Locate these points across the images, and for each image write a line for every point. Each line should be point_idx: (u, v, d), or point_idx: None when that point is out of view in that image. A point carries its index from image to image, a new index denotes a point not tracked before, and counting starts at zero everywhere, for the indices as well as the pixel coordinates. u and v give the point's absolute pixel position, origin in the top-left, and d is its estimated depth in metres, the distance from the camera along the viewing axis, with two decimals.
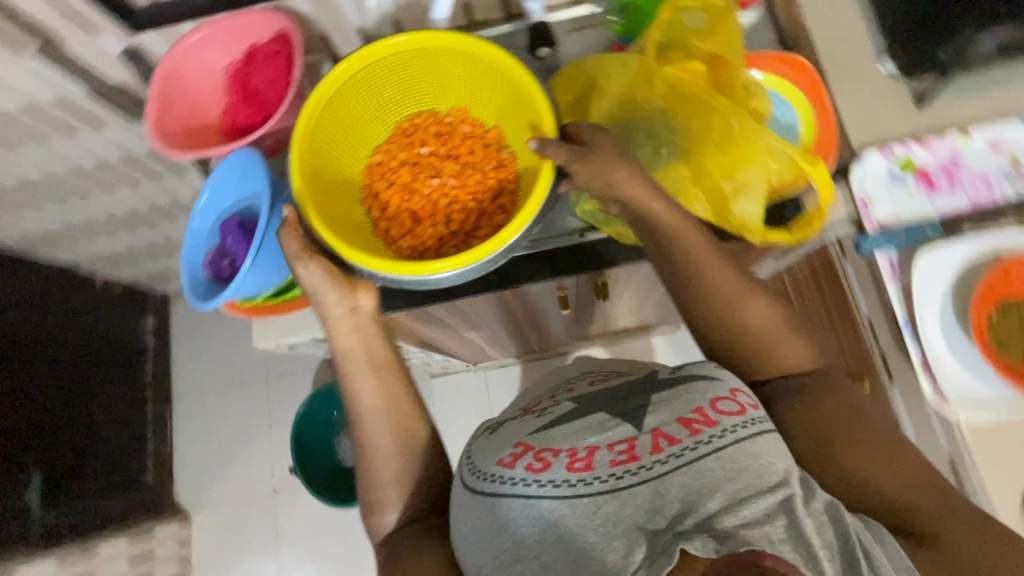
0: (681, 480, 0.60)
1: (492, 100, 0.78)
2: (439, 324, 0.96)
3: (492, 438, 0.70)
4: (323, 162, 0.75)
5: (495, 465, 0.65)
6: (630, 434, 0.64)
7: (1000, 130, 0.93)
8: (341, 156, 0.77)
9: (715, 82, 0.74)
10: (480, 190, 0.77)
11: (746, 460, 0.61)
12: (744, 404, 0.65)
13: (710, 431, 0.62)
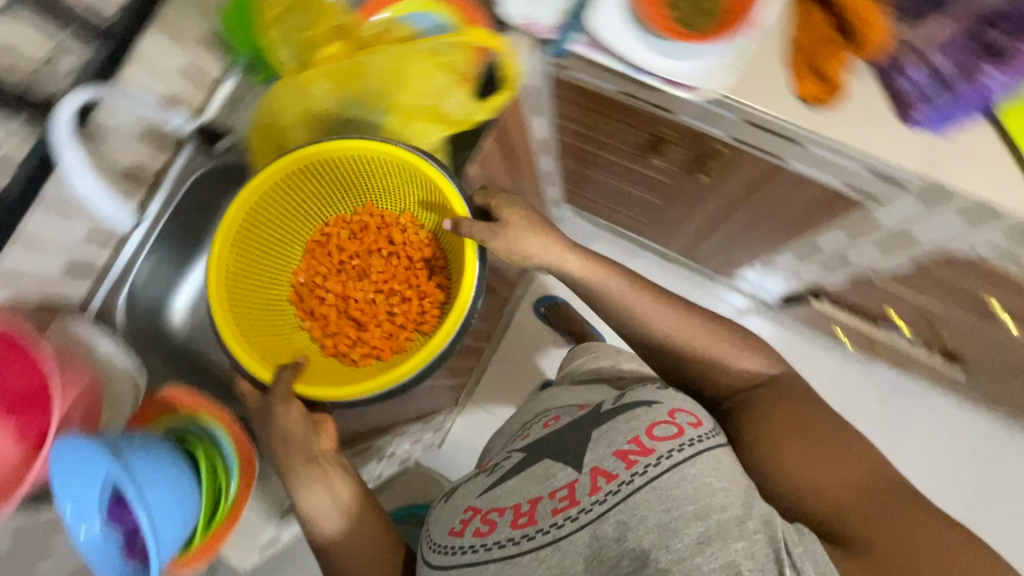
0: (618, 520, 0.70)
1: (412, 193, 0.98)
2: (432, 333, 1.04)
3: (445, 508, 0.88)
4: (242, 287, 0.94)
5: (448, 538, 0.81)
6: (570, 479, 0.76)
7: None
8: (263, 287, 1.00)
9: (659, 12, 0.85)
10: (399, 268, 1.03)
11: (683, 487, 0.69)
12: (685, 424, 0.75)
13: (646, 461, 0.72)
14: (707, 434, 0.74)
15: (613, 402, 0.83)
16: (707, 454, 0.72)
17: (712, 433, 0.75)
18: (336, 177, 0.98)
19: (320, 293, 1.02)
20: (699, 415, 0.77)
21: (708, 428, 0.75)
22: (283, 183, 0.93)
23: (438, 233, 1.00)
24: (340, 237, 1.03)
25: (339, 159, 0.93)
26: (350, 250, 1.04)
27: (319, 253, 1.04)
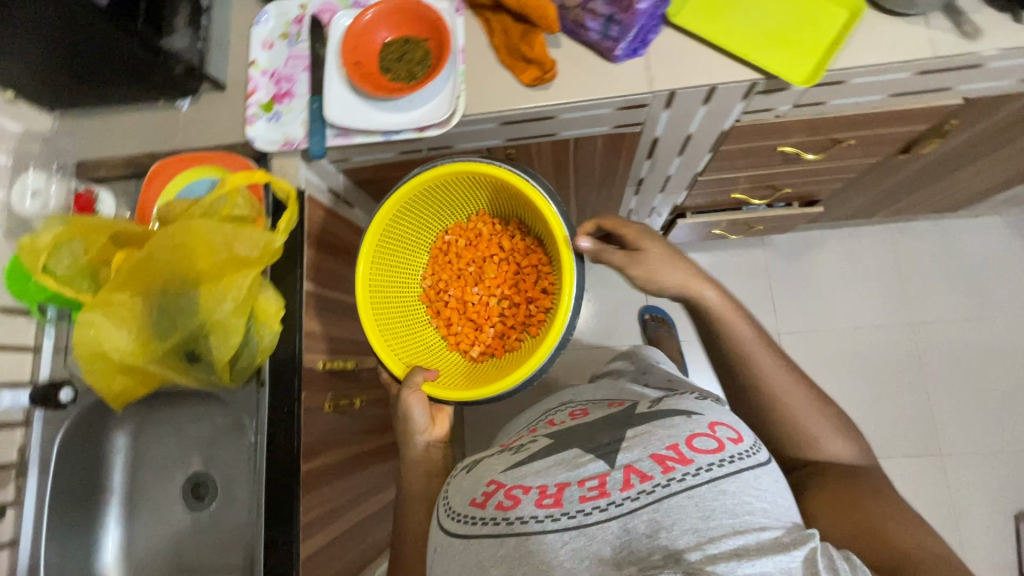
0: (650, 516, 0.55)
1: (526, 211, 0.85)
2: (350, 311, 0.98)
3: (470, 476, 0.67)
4: (387, 277, 0.85)
5: (467, 506, 0.62)
6: (601, 470, 0.60)
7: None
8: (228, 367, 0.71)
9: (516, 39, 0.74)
10: (520, 282, 0.90)
11: (722, 501, 0.55)
12: (725, 440, 0.60)
13: (685, 470, 0.57)
14: (752, 453, 0.59)
15: (649, 403, 0.69)
16: (749, 472, 0.57)
17: (756, 451, 0.60)
18: (460, 191, 0.85)
19: (438, 304, 0.91)
20: (738, 430, 0.62)
21: (749, 446, 0.60)
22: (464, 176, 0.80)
23: (513, 250, 0.91)
24: (459, 245, 0.91)
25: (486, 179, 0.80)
26: (489, 246, 0.91)
27: (439, 262, 0.92)
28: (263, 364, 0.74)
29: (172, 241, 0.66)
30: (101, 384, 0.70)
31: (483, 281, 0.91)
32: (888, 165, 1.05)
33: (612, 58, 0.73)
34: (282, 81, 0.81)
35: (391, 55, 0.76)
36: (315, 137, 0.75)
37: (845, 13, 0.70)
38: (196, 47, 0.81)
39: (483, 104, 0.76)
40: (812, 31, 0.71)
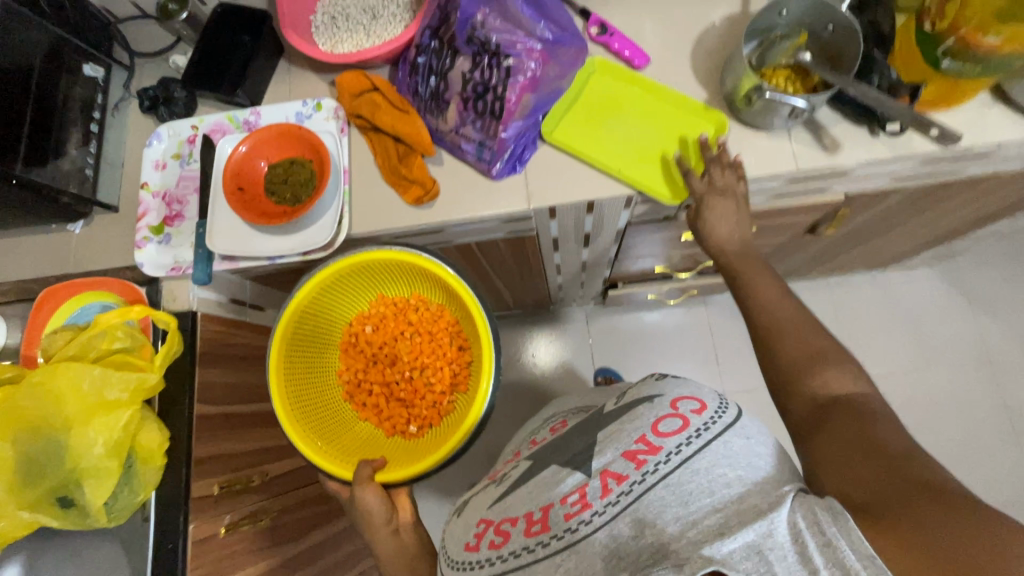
0: (631, 520, 0.50)
1: (427, 280, 0.80)
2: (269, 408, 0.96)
3: (461, 521, 0.65)
4: (300, 379, 0.78)
5: (461, 552, 0.59)
6: (581, 482, 0.56)
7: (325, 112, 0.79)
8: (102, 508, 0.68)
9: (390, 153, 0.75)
10: (437, 352, 0.82)
11: (698, 481, 0.49)
12: (690, 413, 0.55)
13: (656, 460, 0.52)
14: (721, 417, 0.54)
15: (616, 399, 0.68)
16: (716, 441, 0.52)
17: (724, 413, 0.55)
18: (357, 278, 0.80)
19: (359, 397, 0.83)
20: (704, 399, 0.58)
21: (715, 410, 0.55)
22: (355, 268, 0.77)
23: (420, 319, 0.83)
24: (366, 333, 0.83)
25: (385, 262, 0.77)
26: (396, 329, 0.83)
27: (352, 357, 0.84)
28: (146, 500, 0.72)
29: (41, 388, 0.65)
30: None
31: (403, 362, 0.83)
32: (803, 239, 1.06)
33: (492, 176, 0.73)
34: (173, 203, 0.81)
35: (276, 177, 0.75)
36: (201, 265, 0.75)
37: (710, 126, 0.72)
38: (86, 161, 0.81)
39: (369, 224, 0.76)
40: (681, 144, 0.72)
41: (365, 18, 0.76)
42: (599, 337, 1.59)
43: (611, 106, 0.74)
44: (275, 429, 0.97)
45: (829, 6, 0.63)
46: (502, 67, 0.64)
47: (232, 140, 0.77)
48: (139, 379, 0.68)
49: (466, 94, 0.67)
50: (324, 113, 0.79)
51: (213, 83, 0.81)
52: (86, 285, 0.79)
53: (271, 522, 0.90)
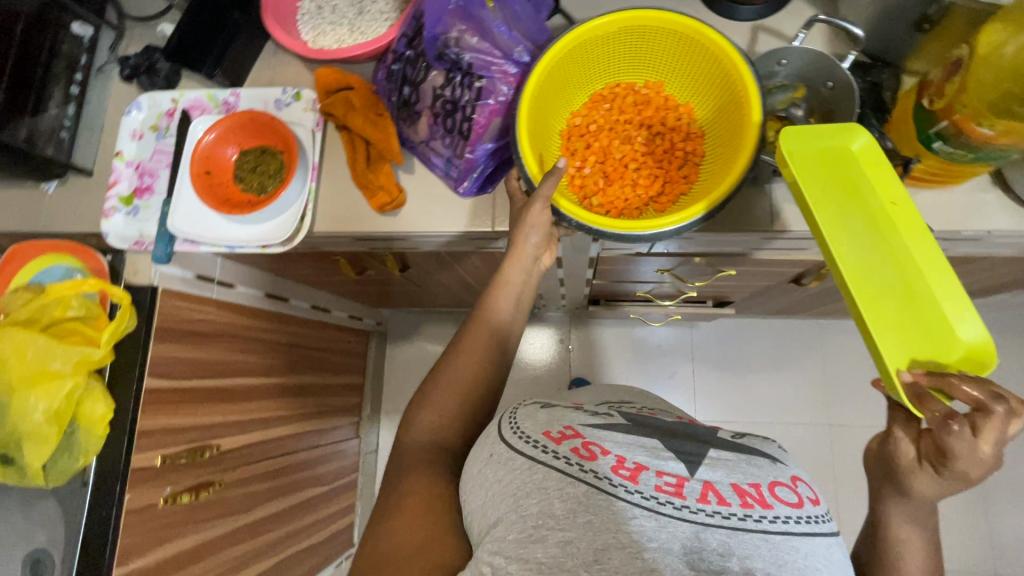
0: (723, 537, 0.42)
1: (717, 90, 0.59)
2: (229, 382, 0.98)
3: (545, 409, 0.56)
4: (589, 57, 0.62)
5: (539, 433, 0.51)
6: (682, 474, 0.47)
7: (303, 103, 0.78)
8: (38, 470, 0.69)
9: (360, 156, 0.73)
10: (662, 165, 0.63)
11: (796, 558, 0.42)
12: (806, 497, 0.47)
13: (763, 513, 0.44)
14: (827, 519, 0.46)
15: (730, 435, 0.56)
16: (822, 538, 0.44)
17: (829, 518, 0.47)
18: (663, 49, 0.61)
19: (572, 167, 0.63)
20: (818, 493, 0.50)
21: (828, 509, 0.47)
22: (640, 29, 0.60)
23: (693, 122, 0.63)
24: (629, 100, 0.64)
25: (660, 26, 0.59)
26: (659, 121, 0.64)
27: (596, 109, 0.65)
28: (86, 465, 0.74)
29: None
30: None
31: (647, 141, 0.64)
32: (788, 286, 1.03)
33: (459, 193, 0.71)
34: (145, 175, 0.81)
35: (245, 165, 0.76)
36: (161, 244, 0.75)
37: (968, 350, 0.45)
38: (62, 125, 0.81)
39: (331, 223, 0.75)
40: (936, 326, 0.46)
41: (351, 12, 0.73)
42: (581, 345, 1.58)
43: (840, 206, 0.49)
44: (233, 404, 0.99)
45: (828, 62, 0.59)
46: (473, 88, 0.62)
47: (206, 122, 0.77)
48: (86, 356, 0.70)
49: (435, 110, 0.65)
50: (303, 104, 0.78)
51: (195, 60, 0.80)
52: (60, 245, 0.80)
53: (216, 494, 0.94)
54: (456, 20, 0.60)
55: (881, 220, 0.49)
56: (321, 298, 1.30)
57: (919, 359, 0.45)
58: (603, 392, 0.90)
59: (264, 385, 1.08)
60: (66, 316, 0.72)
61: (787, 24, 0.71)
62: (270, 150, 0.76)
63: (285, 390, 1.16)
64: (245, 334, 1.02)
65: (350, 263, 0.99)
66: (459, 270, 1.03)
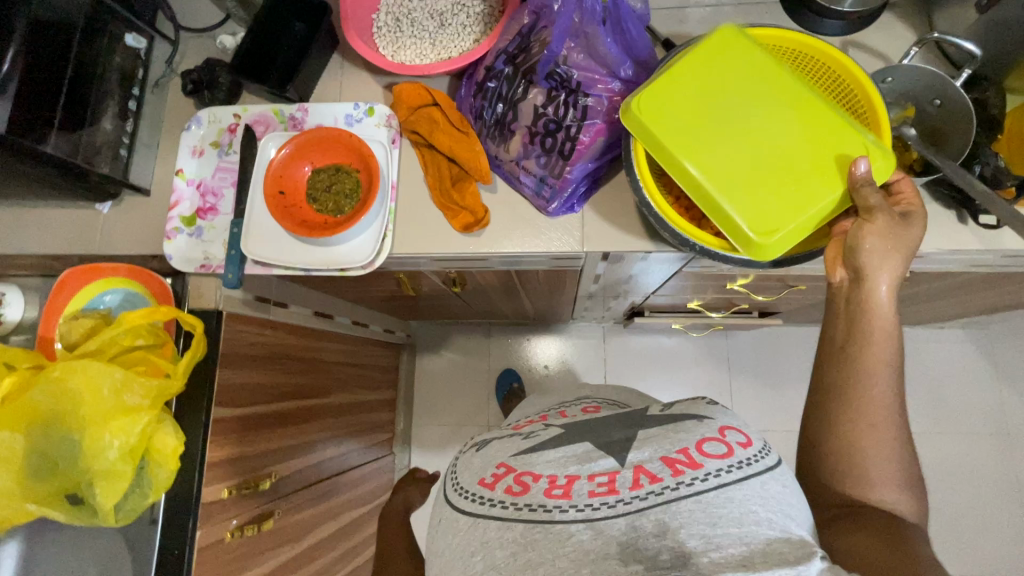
0: (659, 517, 0.45)
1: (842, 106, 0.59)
2: (284, 407, 0.94)
3: (479, 451, 0.61)
4: None
5: (474, 484, 0.54)
6: (612, 468, 0.50)
7: (376, 118, 0.75)
8: (112, 510, 0.65)
9: (442, 176, 0.71)
10: None
11: (730, 508, 0.45)
12: (735, 444, 0.50)
13: (694, 474, 0.47)
14: (761, 457, 0.49)
15: (661, 406, 0.60)
16: (756, 479, 0.47)
17: (765, 455, 0.49)
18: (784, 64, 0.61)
19: (676, 190, 0.61)
20: (749, 433, 0.52)
21: (760, 448, 0.50)
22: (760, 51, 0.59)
23: None
24: None
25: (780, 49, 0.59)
26: None
27: None
28: (156, 501, 0.70)
29: (58, 384, 0.62)
30: None
31: None
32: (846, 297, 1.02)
33: (548, 212, 0.69)
34: (208, 194, 0.77)
35: (319, 184, 0.72)
36: (231, 269, 0.71)
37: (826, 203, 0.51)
38: (120, 141, 0.78)
39: (411, 244, 0.72)
40: (794, 180, 0.52)
41: (431, 25, 0.71)
42: (614, 355, 1.57)
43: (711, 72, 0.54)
44: (288, 428, 0.96)
45: (941, 80, 0.59)
46: (579, 106, 0.61)
47: (277, 139, 0.73)
48: (162, 387, 0.67)
49: (534, 129, 0.63)
50: (376, 119, 0.75)
51: (259, 76, 0.77)
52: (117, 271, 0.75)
53: (275, 523, 0.90)
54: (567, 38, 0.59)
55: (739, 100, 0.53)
56: (360, 314, 1.27)
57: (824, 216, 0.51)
58: (617, 390, 0.89)
59: (313, 406, 1.05)
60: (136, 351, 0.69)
61: (878, 38, 0.70)
62: (340, 169, 0.73)
63: (331, 410, 1.13)
64: (297, 355, 0.98)
65: (407, 280, 0.96)
66: (517, 284, 1.01)
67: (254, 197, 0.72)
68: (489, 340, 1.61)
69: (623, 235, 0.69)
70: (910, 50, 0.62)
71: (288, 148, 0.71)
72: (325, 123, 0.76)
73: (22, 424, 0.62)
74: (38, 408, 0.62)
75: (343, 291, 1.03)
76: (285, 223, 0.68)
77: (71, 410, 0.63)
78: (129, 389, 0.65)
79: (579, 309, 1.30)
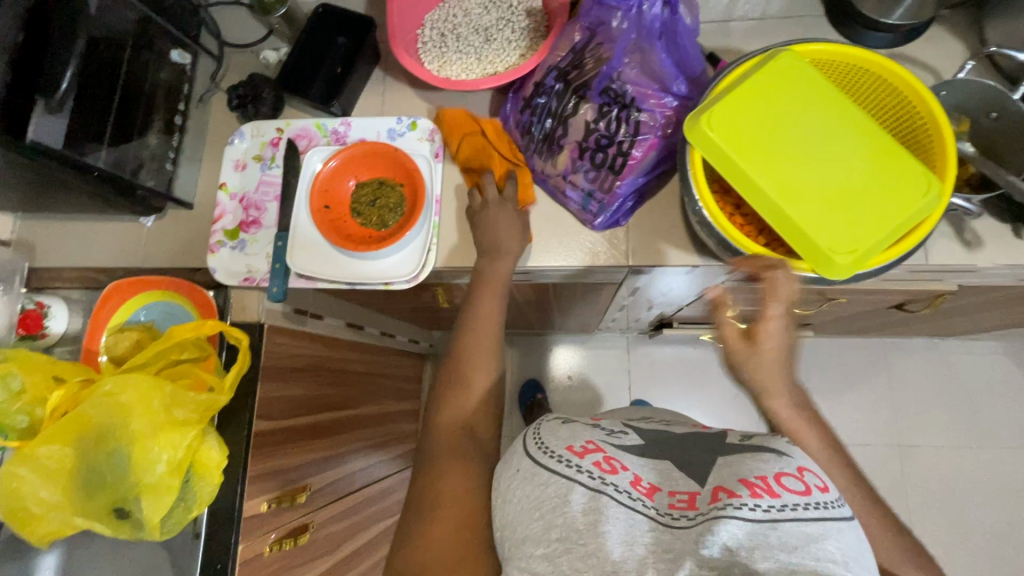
0: (734, 531, 0.36)
1: (900, 126, 0.58)
2: (319, 420, 0.94)
3: (566, 422, 0.51)
4: None
5: (562, 446, 0.46)
6: (694, 487, 0.42)
7: (420, 132, 0.75)
8: (157, 525, 0.65)
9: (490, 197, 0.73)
10: None
11: (806, 543, 0.36)
12: (814, 485, 0.40)
13: (772, 504, 0.38)
14: (841, 504, 0.39)
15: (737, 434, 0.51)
16: (835, 522, 0.37)
17: (843, 503, 0.40)
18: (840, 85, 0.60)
19: (727, 205, 0.60)
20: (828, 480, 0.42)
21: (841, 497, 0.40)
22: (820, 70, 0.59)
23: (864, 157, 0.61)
24: None
25: (839, 70, 0.59)
26: None
27: None
28: (198, 515, 0.69)
29: (110, 398, 0.63)
30: (22, 527, 0.61)
31: None
32: (886, 310, 1.00)
33: (592, 226, 0.68)
34: (251, 207, 0.78)
35: (363, 198, 0.73)
36: (276, 282, 0.71)
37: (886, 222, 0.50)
38: (165, 155, 0.79)
39: (455, 258, 0.72)
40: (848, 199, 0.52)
41: (477, 40, 0.72)
42: (640, 367, 1.55)
43: (758, 92, 0.54)
44: (322, 440, 0.95)
45: (1000, 95, 0.58)
46: (631, 121, 0.61)
47: (321, 152, 0.74)
48: (209, 402, 0.66)
49: (584, 145, 0.63)
50: (419, 133, 0.76)
51: (300, 88, 0.79)
52: (159, 285, 0.76)
53: (309, 536, 0.90)
54: (624, 55, 0.60)
55: (794, 119, 0.54)
56: (389, 324, 1.27)
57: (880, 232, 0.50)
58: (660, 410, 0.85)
59: (346, 417, 1.05)
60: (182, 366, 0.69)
61: (928, 51, 0.69)
62: (383, 184, 0.74)
63: (361, 421, 1.12)
64: (331, 367, 0.98)
65: (444, 292, 0.95)
66: (552, 297, 1.00)
67: (299, 209, 0.73)
68: (513, 352, 1.60)
69: (670, 249, 0.68)
70: (964, 64, 0.61)
71: (337, 161, 0.72)
72: (368, 136, 0.77)
73: (75, 438, 0.62)
74: (93, 422, 0.62)
75: (376, 302, 1.03)
76: (333, 237, 0.69)
77: (120, 422, 0.63)
78: (179, 404, 0.65)
79: (607, 320, 1.29)
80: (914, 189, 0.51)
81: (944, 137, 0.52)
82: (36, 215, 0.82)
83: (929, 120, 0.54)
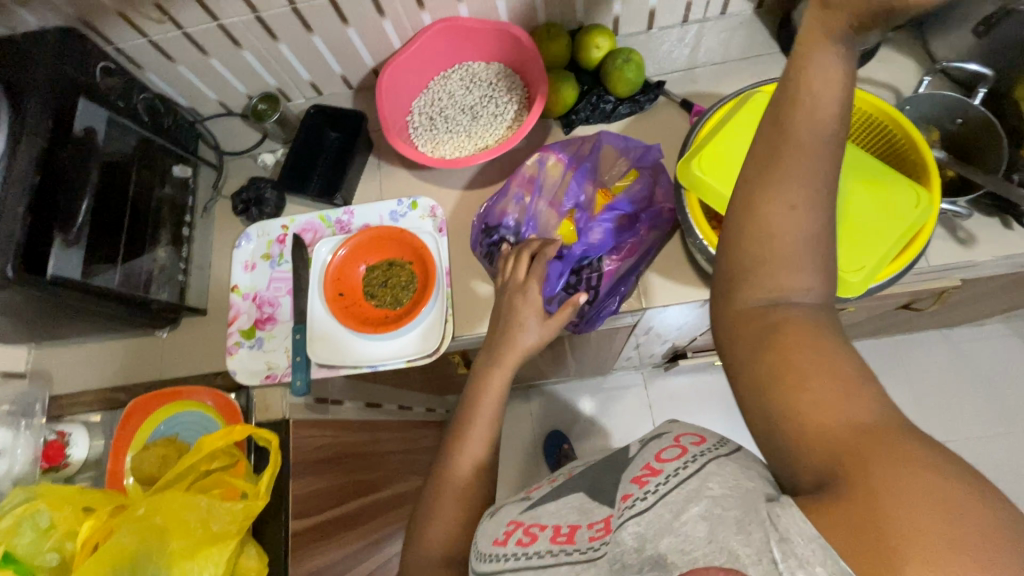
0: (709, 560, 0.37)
1: (877, 144, 0.61)
2: (349, 508, 0.91)
3: (498, 511, 0.50)
4: None
5: (492, 549, 0.45)
6: (606, 511, 0.42)
7: (422, 211, 0.79)
8: None
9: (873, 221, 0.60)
10: None
11: None
12: (688, 443, 0.42)
13: (657, 481, 0.39)
14: (718, 446, 0.41)
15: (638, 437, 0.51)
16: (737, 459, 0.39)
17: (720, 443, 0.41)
18: None
19: None
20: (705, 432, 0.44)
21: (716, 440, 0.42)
22: None
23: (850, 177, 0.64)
24: None
25: None
26: None
27: None
28: None
29: (143, 521, 0.61)
30: None
31: None
32: (897, 314, 1.01)
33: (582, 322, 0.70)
34: (265, 304, 0.79)
35: (374, 280, 0.75)
36: (299, 374, 0.71)
37: (889, 238, 0.53)
38: (176, 266, 0.81)
39: (470, 326, 0.73)
40: (846, 222, 0.54)
41: (464, 118, 0.77)
42: (658, 402, 1.53)
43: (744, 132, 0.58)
44: (353, 530, 0.91)
45: (961, 102, 0.62)
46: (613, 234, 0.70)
47: (329, 243, 0.76)
48: (247, 508, 0.64)
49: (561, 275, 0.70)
50: (420, 211, 0.79)
51: (302, 184, 0.82)
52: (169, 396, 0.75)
53: None
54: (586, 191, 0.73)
55: None
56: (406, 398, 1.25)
57: (886, 249, 0.52)
58: None
59: (375, 502, 1.02)
60: (212, 479, 0.68)
61: (882, 72, 0.74)
62: (373, 284, 0.75)
63: (390, 501, 1.09)
64: (357, 451, 0.97)
65: (462, 358, 0.95)
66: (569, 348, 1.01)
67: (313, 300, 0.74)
68: (532, 405, 1.58)
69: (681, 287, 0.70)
70: (922, 80, 0.65)
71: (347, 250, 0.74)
72: (372, 220, 0.79)
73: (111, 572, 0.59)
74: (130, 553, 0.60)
75: (394, 379, 1.03)
76: (350, 323, 0.71)
77: (157, 546, 0.61)
78: (216, 516, 0.63)
79: (622, 360, 1.29)
80: (903, 203, 0.54)
81: (922, 148, 0.56)
82: (49, 343, 0.82)
83: (902, 134, 0.58)
